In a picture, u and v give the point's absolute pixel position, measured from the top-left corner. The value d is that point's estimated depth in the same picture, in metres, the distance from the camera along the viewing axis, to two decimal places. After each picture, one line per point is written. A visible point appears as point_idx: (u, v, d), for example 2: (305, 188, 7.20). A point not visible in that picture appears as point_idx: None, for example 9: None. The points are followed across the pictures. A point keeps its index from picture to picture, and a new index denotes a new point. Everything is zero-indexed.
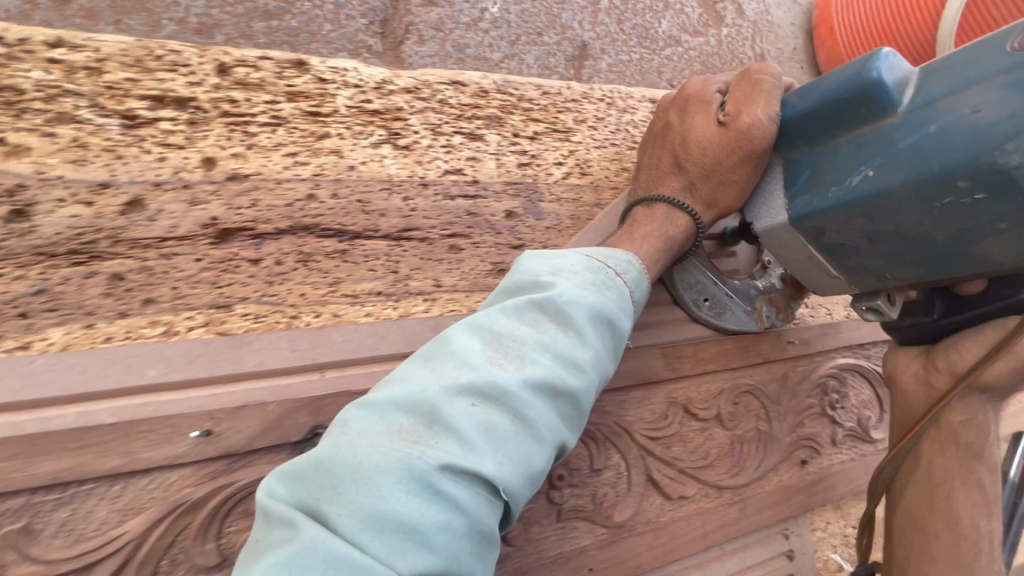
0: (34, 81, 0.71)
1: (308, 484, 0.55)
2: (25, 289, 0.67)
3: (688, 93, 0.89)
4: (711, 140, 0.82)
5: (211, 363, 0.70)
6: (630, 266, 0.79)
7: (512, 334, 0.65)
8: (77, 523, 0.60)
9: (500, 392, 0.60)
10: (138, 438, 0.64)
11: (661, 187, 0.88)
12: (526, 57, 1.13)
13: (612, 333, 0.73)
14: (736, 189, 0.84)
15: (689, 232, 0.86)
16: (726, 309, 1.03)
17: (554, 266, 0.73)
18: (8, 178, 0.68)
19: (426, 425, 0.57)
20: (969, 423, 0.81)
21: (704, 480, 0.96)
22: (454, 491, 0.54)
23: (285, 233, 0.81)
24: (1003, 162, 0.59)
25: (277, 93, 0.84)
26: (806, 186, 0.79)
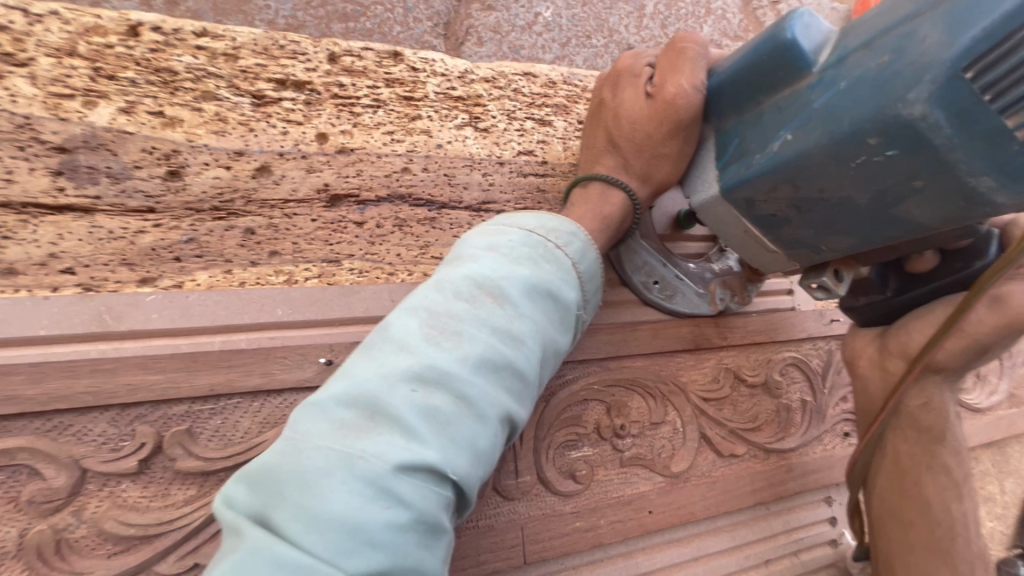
0: (185, 65, 0.84)
1: (257, 492, 0.53)
2: (179, 237, 0.78)
3: (618, 68, 0.88)
4: (640, 115, 0.82)
5: (329, 306, 0.81)
6: (572, 237, 0.77)
7: (450, 317, 0.63)
8: (227, 431, 0.71)
9: (442, 376, 0.58)
10: (275, 363, 0.74)
11: (598, 164, 0.89)
12: (541, 41, 1.59)
13: (556, 305, 0.71)
14: (670, 162, 0.84)
15: (626, 208, 0.87)
16: (678, 291, 0.99)
17: (492, 244, 0.71)
18: (166, 144, 0.80)
19: (366, 415, 0.55)
20: (927, 405, 0.83)
21: (752, 441, 1.03)
22: (398, 484, 0.52)
23: (384, 200, 0.92)
24: (907, 114, 0.58)
25: (378, 79, 0.96)
26: (734, 156, 0.78)
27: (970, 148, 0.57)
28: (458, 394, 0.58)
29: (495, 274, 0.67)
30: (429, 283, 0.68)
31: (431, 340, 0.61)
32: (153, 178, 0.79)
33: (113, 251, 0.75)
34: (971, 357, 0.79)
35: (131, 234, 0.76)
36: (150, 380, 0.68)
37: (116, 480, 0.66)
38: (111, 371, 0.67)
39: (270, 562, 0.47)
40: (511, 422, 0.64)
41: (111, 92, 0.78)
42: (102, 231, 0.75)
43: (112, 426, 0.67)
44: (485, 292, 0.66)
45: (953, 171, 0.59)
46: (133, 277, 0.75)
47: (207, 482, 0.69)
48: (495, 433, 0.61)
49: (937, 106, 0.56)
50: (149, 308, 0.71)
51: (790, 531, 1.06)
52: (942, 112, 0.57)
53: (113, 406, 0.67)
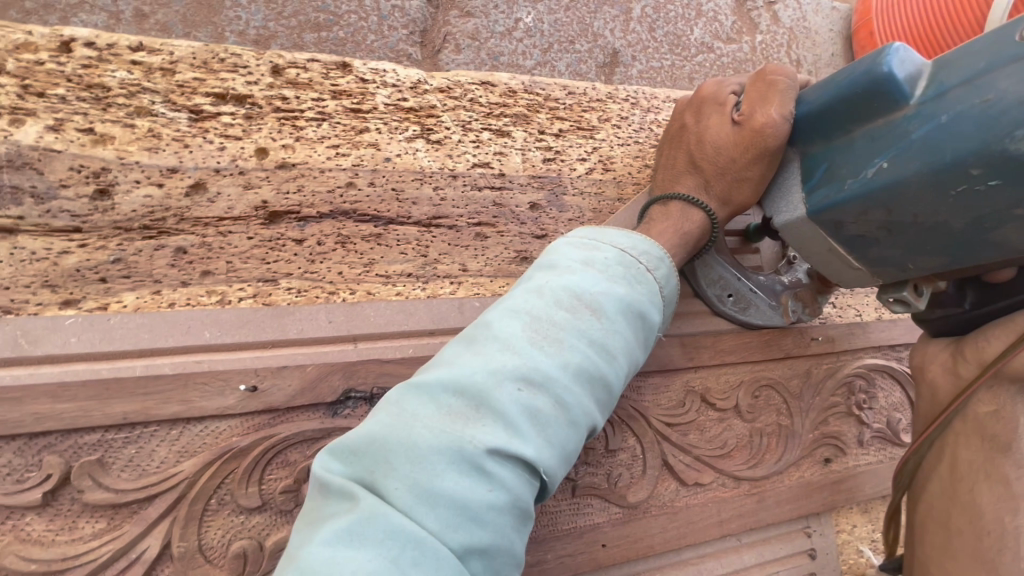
0: (119, 80, 0.82)
1: (361, 458, 0.56)
2: (106, 258, 0.76)
3: (703, 94, 0.87)
4: (725, 140, 0.80)
5: (259, 328, 0.78)
6: (663, 262, 0.76)
7: (550, 322, 0.64)
8: (141, 460, 0.68)
9: (545, 379, 0.60)
10: (193, 390, 0.71)
11: (677, 186, 0.87)
12: (522, 46, 1.55)
13: (643, 327, 0.71)
14: (751, 186, 0.81)
15: (703, 230, 0.84)
16: (752, 303, 1.02)
17: (589, 255, 0.71)
18: (95, 162, 0.78)
19: (473, 407, 0.57)
20: (997, 413, 0.75)
21: (721, 469, 0.97)
22: (498, 471, 0.55)
23: (326, 216, 0.88)
24: (1014, 150, 0.56)
25: (323, 92, 0.93)
26: (823, 180, 0.74)
27: None
28: (555, 398, 0.60)
29: (592, 288, 0.67)
30: (528, 284, 0.69)
31: (534, 342, 0.62)
32: (80, 198, 0.77)
33: (34, 273, 0.73)
34: None
35: (55, 255, 0.74)
36: (58, 409, 0.66)
37: (20, 512, 0.64)
38: (17, 399, 0.65)
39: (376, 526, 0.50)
40: (593, 430, 0.66)
41: (39, 110, 0.77)
42: (23, 252, 0.73)
43: (17, 455, 0.64)
44: (583, 304, 0.66)
45: None
46: (55, 300, 0.73)
47: (117, 514, 0.67)
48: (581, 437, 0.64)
49: None
50: (66, 332, 0.70)
51: (764, 565, 0.99)
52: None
53: (19, 436, 0.65)
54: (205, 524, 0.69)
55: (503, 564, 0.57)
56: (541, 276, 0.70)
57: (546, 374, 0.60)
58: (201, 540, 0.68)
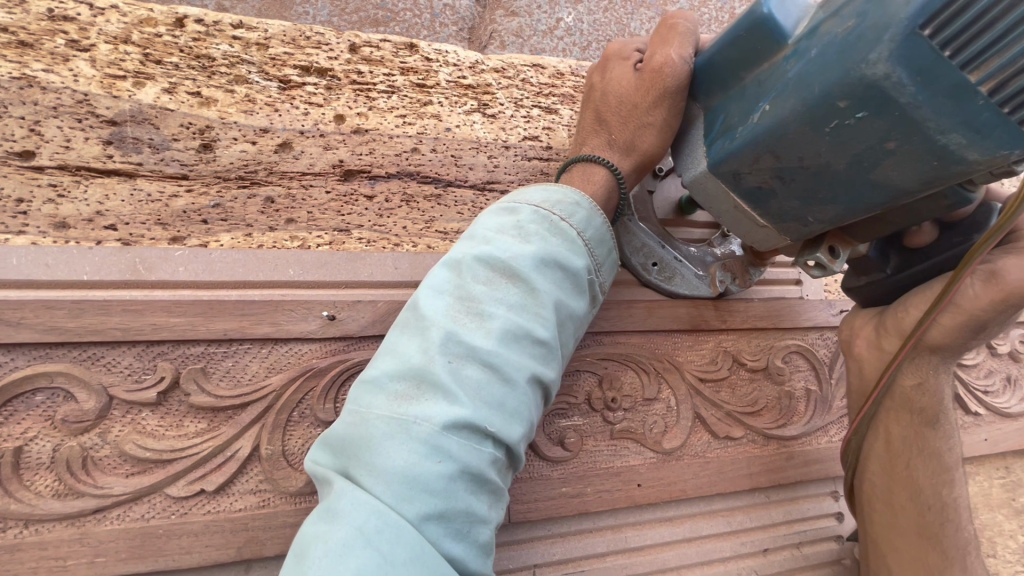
0: (222, 52, 0.94)
1: (336, 452, 0.59)
2: (207, 202, 0.87)
3: (609, 53, 0.91)
4: (626, 91, 0.84)
5: (336, 269, 0.87)
6: (579, 206, 0.79)
7: (473, 296, 0.66)
8: (237, 372, 0.78)
9: (473, 350, 0.61)
10: (283, 314, 0.80)
11: (586, 145, 0.91)
12: (563, 43, 1.66)
13: (568, 275, 0.73)
14: (654, 133, 0.83)
15: (610, 185, 0.86)
16: (678, 273, 1.01)
17: (504, 224, 0.73)
18: (201, 120, 0.90)
19: (414, 387, 0.60)
20: (921, 385, 0.84)
21: (751, 425, 1.02)
22: (443, 441, 0.57)
23: (394, 176, 0.98)
24: (870, 75, 0.56)
25: (393, 68, 1.04)
26: (720, 132, 0.74)
27: (936, 107, 0.55)
28: (491, 364, 0.62)
29: (508, 254, 0.69)
30: (450, 261, 0.71)
31: (460, 318, 0.64)
32: (187, 150, 0.88)
33: (150, 212, 0.84)
34: (968, 336, 0.79)
35: (166, 197, 0.86)
36: (173, 321, 0.76)
37: (138, 408, 0.73)
38: (140, 311, 0.75)
39: (344, 505, 0.54)
40: (543, 385, 0.68)
41: (157, 75, 0.89)
42: (141, 194, 0.85)
43: (137, 359, 0.74)
44: (501, 273, 0.68)
45: (922, 130, 0.57)
46: (165, 236, 0.84)
47: (216, 417, 0.76)
48: (529, 397, 0.66)
49: (900, 65, 0.54)
50: (176, 262, 0.80)
51: (791, 523, 1.04)
52: (904, 71, 0.54)
53: (139, 343, 0.75)
54: (287, 433, 0.78)
55: (470, 524, 0.58)
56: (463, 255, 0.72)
57: (477, 345, 0.62)
58: (286, 445, 0.77)
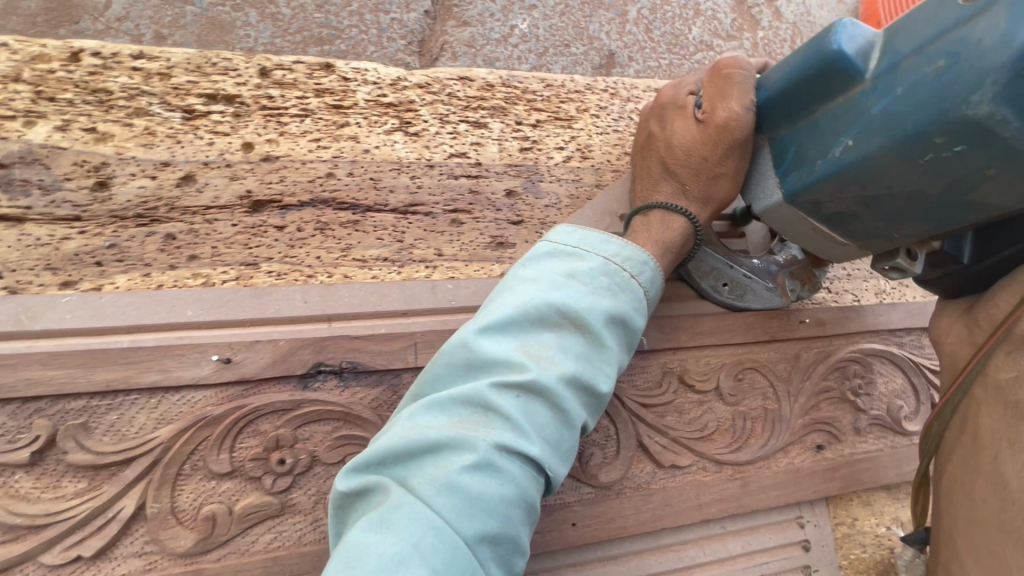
0: (120, 85, 0.90)
1: (390, 464, 0.62)
2: (101, 243, 0.83)
3: (663, 102, 0.95)
4: (695, 141, 0.87)
5: (238, 307, 0.82)
6: (645, 265, 0.81)
7: (539, 334, 0.70)
8: (121, 426, 0.73)
9: (543, 387, 0.66)
10: (173, 360, 0.76)
11: (657, 193, 0.92)
12: (518, 50, 1.60)
13: (626, 333, 0.78)
14: (728, 180, 0.88)
15: (688, 232, 0.89)
16: (749, 289, 1.02)
17: (572, 268, 0.76)
18: (96, 157, 0.86)
19: (481, 415, 0.63)
20: (1018, 378, 0.72)
21: (700, 452, 0.95)
22: (507, 468, 0.62)
23: (306, 205, 0.94)
24: (971, 114, 0.59)
25: (307, 90, 1.00)
26: (793, 164, 0.80)
27: None
28: (555, 404, 0.67)
29: (579, 301, 0.73)
30: (514, 291, 0.73)
31: (529, 354, 0.68)
32: (81, 189, 0.84)
33: (39, 257, 0.80)
34: None
35: (56, 240, 0.82)
36: (49, 375, 0.72)
37: (12, 470, 0.69)
38: (14, 366, 0.71)
39: (405, 516, 0.57)
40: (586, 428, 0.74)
41: (49, 112, 0.86)
42: (30, 238, 0.81)
43: (12, 418, 0.70)
44: (569, 317, 0.72)
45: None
46: (55, 281, 0.80)
47: (98, 475, 0.72)
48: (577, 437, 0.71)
49: (1004, 104, 0.57)
50: (62, 309, 0.76)
51: (751, 555, 0.97)
52: (1008, 109, 0.57)
53: (15, 400, 0.71)
54: (178, 488, 0.73)
55: (511, 554, 0.62)
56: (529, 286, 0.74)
57: (542, 384, 0.66)
58: (175, 502, 0.73)
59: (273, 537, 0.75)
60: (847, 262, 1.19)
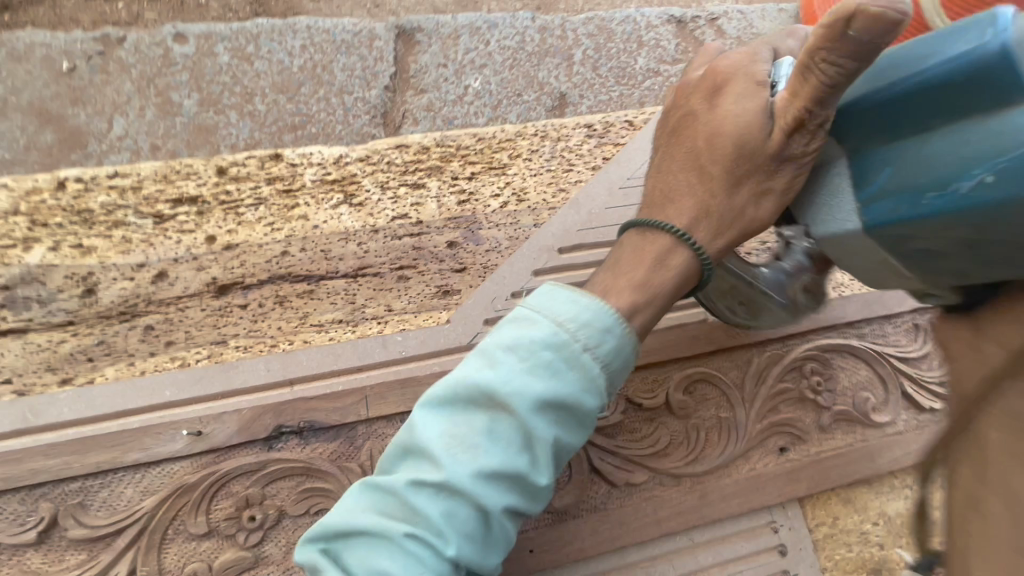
0: (100, 202, 1.05)
1: (330, 539, 0.68)
2: (92, 341, 0.96)
3: (720, 87, 0.76)
4: (754, 147, 0.71)
5: (208, 383, 0.92)
6: (608, 332, 0.70)
7: (471, 420, 0.67)
8: (113, 500, 0.84)
9: (457, 486, 0.63)
10: (151, 438, 0.86)
11: (672, 204, 0.77)
12: (473, 106, 1.72)
13: (576, 412, 0.69)
14: (773, 200, 0.74)
15: (693, 267, 0.75)
16: (763, 310, 0.94)
17: (517, 338, 0.69)
18: (84, 269, 1.00)
19: (402, 504, 0.66)
20: None
21: (655, 468, 0.98)
22: (416, 561, 0.63)
23: (266, 282, 1.05)
24: None
25: (260, 181, 1.12)
26: (886, 189, 0.64)
27: None
28: (474, 503, 0.64)
29: (509, 383, 0.66)
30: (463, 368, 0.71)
31: (453, 445, 0.66)
32: (73, 298, 0.98)
33: (41, 360, 0.94)
34: None
35: (54, 344, 0.95)
36: (48, 464, 0.83)
37: (23, 549, 0.80)
38: (19, 459, 0.82)
39: None
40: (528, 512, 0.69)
41: (44, 236, 1.01)
42: (33, 345, 0.94)
43: (21, 504, 0.82)
44: (498, 401, 0.66)
45: None
46: (55, 380, 0.93)
47: (95, 547, 0.82)
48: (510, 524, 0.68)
49: None
50: (61, 404, 0.88)
51: (723, 565, 0.98)
52: None
53: (23, 488, 0.82)
54: (164, 550, 0.83)
55: None
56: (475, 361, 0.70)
57: (460, 481, 0.64)
58: (161, 563, 0.82)
59: None
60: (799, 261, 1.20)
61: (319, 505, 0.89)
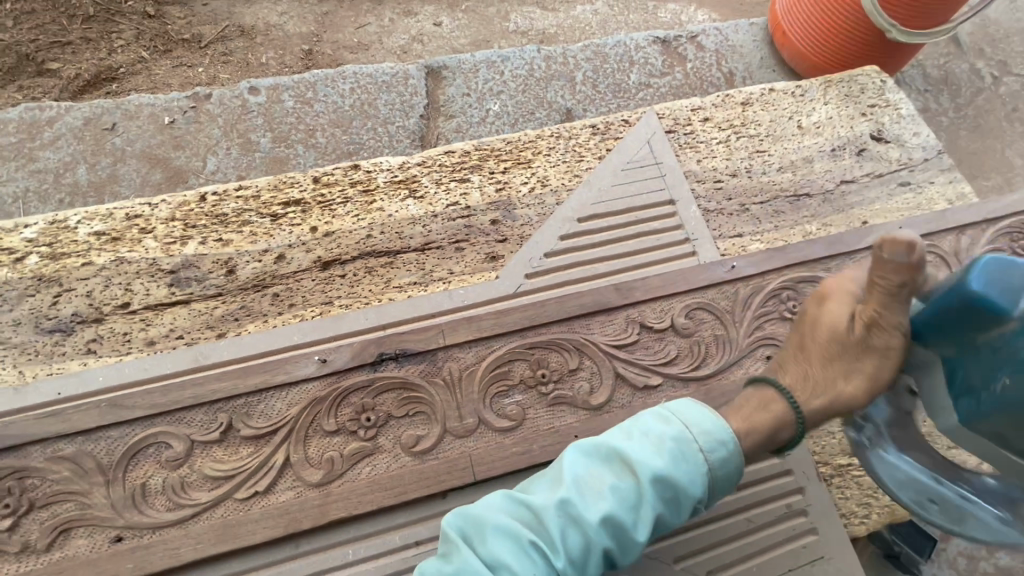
0: (232, 209, 1.40)
1: (470, 526, 0.84)
2: (236, 306, 1.29)
3: (828, 295, 1.03)
4: (839, 328, 0.96)
5: (326, 328, 1.24)
6: (722, 446, 0.87)
7: (604, 473, 0.85)
8: (268, 410, 1.14)
9: (582, 516, 0.81)
10: (291, 365, 1.18)
11: (784, 372, 1.02)
12: (495, 125, 2.09)
13: (676, 507, 0.85)
14: (858, 382, 0.93)
15: (787, 417, 0.94)
16: (969, 514, 0.90)
17: (649, 428, 0.88)
18: (225, 255, 1.34)
19: (532, 515, 0.82)
20: None
21: (667, 374, 1.27)
22: (531, 563, 0.79)
23: (357, 258, 1.38)
24: None
25: (345, 186, 1.47)
26: (961, 390, 0.79)
27: None
28: (588, 535, 0.81)
29: (639, 455, 0.84)
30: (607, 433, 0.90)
31: (585, 484, 0.84)
32: (220, 276, 1.32)
33: (202, 321, 1.27)
34: None
35: (210, 309, 1.28)
36: (222, 386, 1.14)
37: (209, 446, 1.11)
38: (202, 383, 1.14)
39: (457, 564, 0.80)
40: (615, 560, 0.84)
41: (195, 234, 1.36)
42: (195, 311, 1.28)
43: (205, 415, 1.13)
44: (626, 462, 0.85)
45: None
46: (214, 334, 1.25)
47: (258, 443, 1.12)
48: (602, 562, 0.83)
49: None
50: (224, 347, 1.20)
51: None
52: None
53: (205, 404, 1.13)
54: (306, 444, 1.13)
55: None
56: (617, 432, 0.89)
57: (587, 515, 0.81)
58: (307, 453, 1.12)
59: (371, 468, 1.12)
60: (773, 215, 1.49)
61: (415, 410, 1.19)
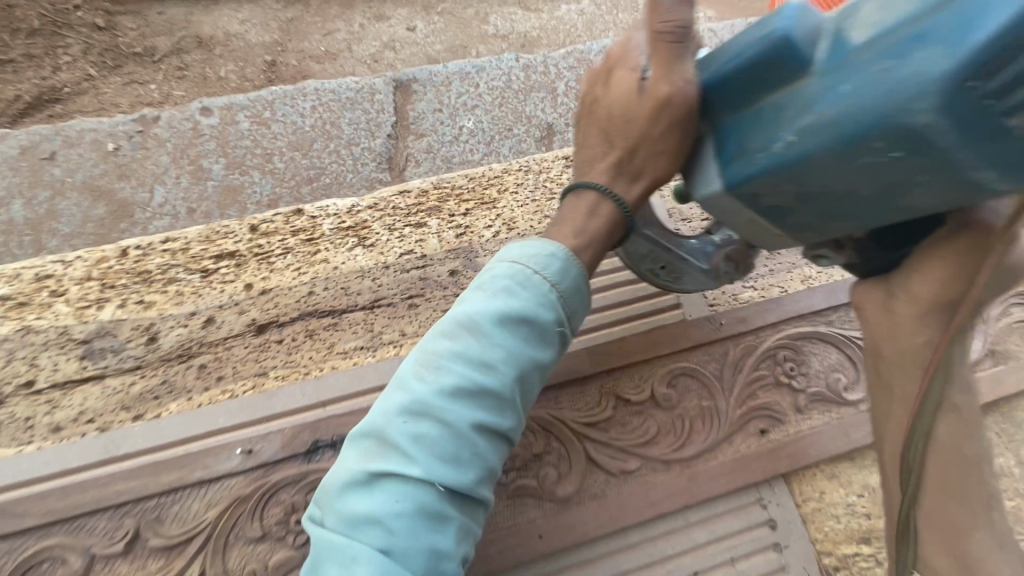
0: (156, 264, 1.25)
1: (325, 493, 0.73)
2: (156, 382, 1.14)
3: (610, 61, 0.89)
4: (633, 114, 0.84)
5: (253, 408, 1.08)
6: (553, 257, 0.83)
7: (436, 353, 0.77)
8: (183, 514, 0.99)
9: (423, 407, 0.72)
10: (212, 458, 1.03)
11: (592, 168, 0.91)
12: (469, 144, 1.91)
13: (532, 328, 0.78)
14: (666, 157, 0.84)
15: (615, 215, 0.89)
16: (684, 275, 1.08)
17: (478, 281, 0.82)
18: (146, 321, 1.19)
19: (378, 446, 0.73)
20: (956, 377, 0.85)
21: (646, 456, 1.10)
22: (391, 491, 0.68)
23: (297, 319, 1.21)
24: (918, 122, 0.56)
25: (286, 234, 1.31)
26: (734, 152, 0.75)
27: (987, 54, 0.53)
28: (440, 419, 0.72)
29: (469, 309, 0.78)
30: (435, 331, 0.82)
31: (420, 373, 0.76)
32: (139, 346, 1.16)
33: (117, 401, 1.11)
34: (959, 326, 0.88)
35: (126, 386, 1.13)
36: (130, 486, 0.99)
37: (114, 559, 0.96)
38: (107, 483, 0.99)
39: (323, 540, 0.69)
40: (494, 430, 0.75)
41: (113, 296, 1.20)
42: (109, 389, 1.12)
43: (110, 521, 0.98)
44: (462, 328, 0.78)
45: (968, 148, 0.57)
46: (129, 416, 1.10)
47: (171, 554, 0.97)
48: (478, 443, 0.73)
49: (955, 115, 0.54)
50: (133, 436, 1.04)
51: (717, 541, 1.06)
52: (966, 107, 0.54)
53: (110, 507, 0.99)
54: (227, 553, 0.98)
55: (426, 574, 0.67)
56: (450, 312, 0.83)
57: (424, 397, 0.73)
58: (226, 565, 0.97)
59: None
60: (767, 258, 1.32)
61: None
